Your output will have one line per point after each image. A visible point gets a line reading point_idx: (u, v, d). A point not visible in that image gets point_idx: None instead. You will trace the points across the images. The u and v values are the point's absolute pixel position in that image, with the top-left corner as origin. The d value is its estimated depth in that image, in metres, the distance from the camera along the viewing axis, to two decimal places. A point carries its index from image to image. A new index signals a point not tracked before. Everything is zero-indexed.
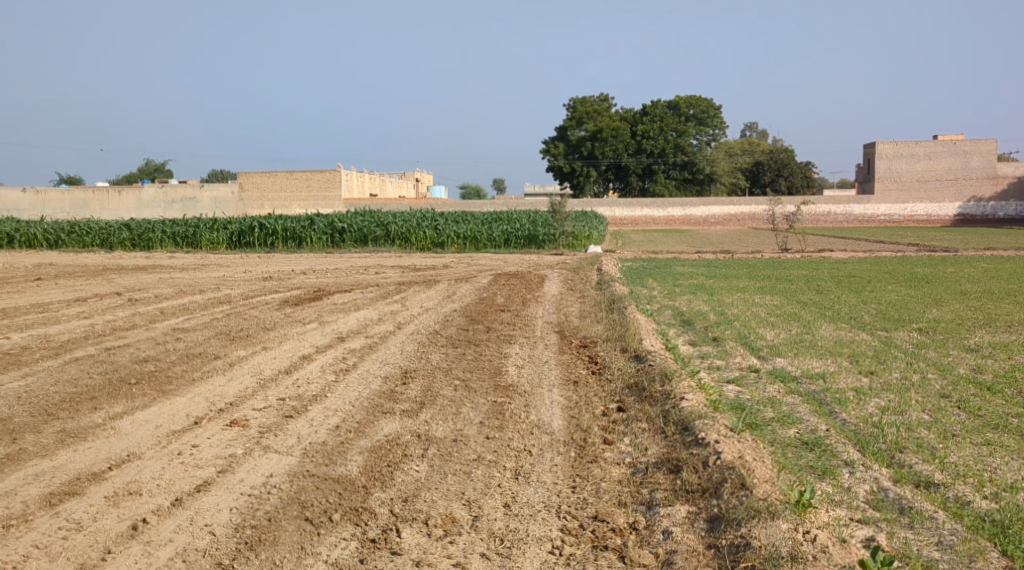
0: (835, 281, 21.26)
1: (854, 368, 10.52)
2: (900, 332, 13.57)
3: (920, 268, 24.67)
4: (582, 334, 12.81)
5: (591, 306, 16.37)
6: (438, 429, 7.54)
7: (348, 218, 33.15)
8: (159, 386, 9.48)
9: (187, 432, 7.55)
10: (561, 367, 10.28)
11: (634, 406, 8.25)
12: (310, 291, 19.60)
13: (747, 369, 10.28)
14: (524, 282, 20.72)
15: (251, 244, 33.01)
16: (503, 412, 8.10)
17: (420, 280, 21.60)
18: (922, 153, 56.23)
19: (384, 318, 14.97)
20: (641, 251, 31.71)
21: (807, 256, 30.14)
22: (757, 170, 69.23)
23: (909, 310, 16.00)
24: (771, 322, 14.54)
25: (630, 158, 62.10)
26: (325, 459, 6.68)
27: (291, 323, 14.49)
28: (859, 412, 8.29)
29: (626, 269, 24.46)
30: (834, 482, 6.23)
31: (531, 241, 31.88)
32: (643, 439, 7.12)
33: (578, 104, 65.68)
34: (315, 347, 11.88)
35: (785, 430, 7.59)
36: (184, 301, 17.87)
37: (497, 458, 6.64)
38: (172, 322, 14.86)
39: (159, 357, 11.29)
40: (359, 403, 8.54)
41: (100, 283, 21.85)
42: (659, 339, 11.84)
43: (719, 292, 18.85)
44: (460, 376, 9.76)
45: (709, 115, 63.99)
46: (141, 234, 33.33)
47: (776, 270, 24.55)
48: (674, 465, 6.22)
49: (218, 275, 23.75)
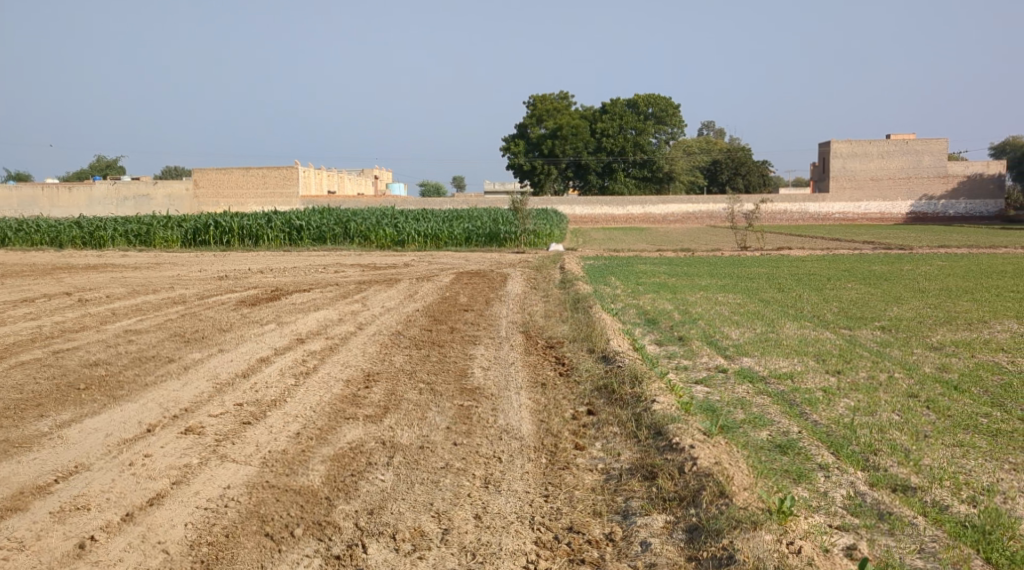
0: (796, 279, 21.34)
1: (821, 368, 10.44)
2: (863, 331, 13.56)
3: (879, 265, 24.85)
4: (546, 334, 12.62)
5: (555, 304, 16.19)
6: (403, 435, 7.28)
7: (306, 216, 32.61)
8: (110, 392, 9.10)
9: (139, 441, 7.21)
10: (526, 368, 10.09)
11: (603, 410, 8.07)
12: (268, 290, 19.19)
13: (715, 370, 10.17)
14: (486, 280, 20.52)
15: (207, 242, 32.40)
16: (470, 416, 7.88)
17: (380, 278, 21.25)
18: (875, 151, 57.07)
19: (345, 318, 14.65)
20: (601, 251, 31.56)
21: (766, 255, 30.22)
22: (715, 168, 69.86)
23: (871, 308, 16.05)
24: (735, 321, 14.50)
25: (589, 156, 62.25)
26: (285, 469, 6.40)
27: (248, 324, 14.12)
28: (829, 412, 8.21)
29: (587, 267, 24.32)
30: (811, 487, 6.11)
31: (491, 239, 31.67)
32: (615, 444, 6.95)
33: (537, 102, 65.37)
34: (273, 349, 11.55)
35: (756, 432, 7.47)
36: (137, 301, 17.35)
37: (465, 466, 6.41)
38: (125, 323, 14.39)
39: (110, 360, 10.89)
40: (321, 408, 8.26)
41: (49, 283, 21.23)
42: (626, 339, 11.69)
43: (681, 291, 18.82)
44: (425, 378, 9.52)
45: (667, 114, 64.23)
46: (92, 232, 32.52)
47: (737, 268, 24.60)
48: (648, 471, 6.06)
49: (171, 275, 23.16)
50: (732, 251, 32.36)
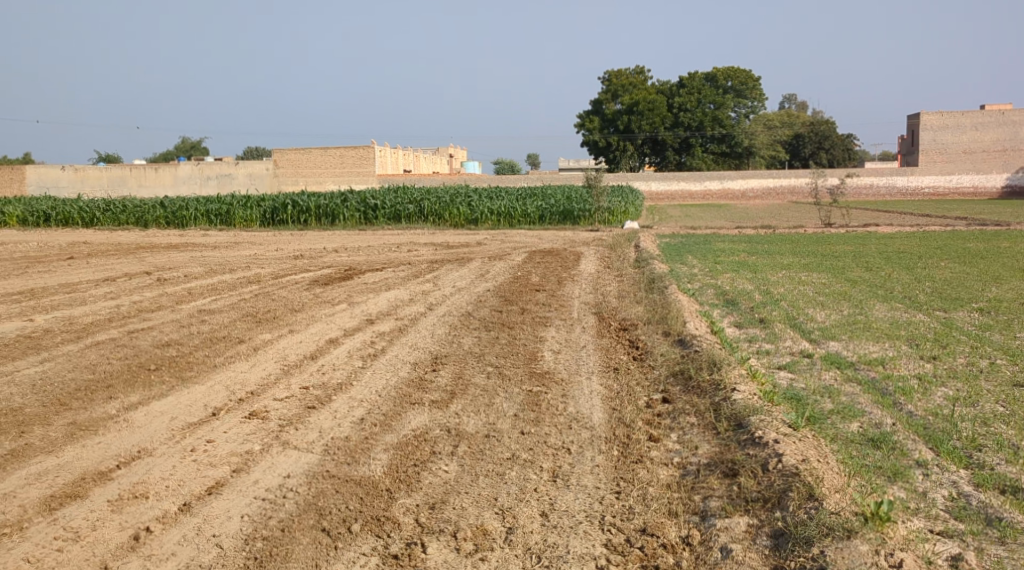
0: (884, 257, 20.44)
1: (915, 353, 9.80)
2: (960, 313, 12.76)
3: (974, 243, 23.68)
4: (621, 316, 12.22)
5: (630, 284, 15.78)
6: (470, 423, 7.00)
7: (382, 196, 32.71)
8: (179, 373, 9.07)
9: (202, 425, 7.10)
10: (599, 352, 9.70)
11: (680, 398, 7.66)
12: (341, 270, 19.15)
13: (799, 355, 9.64)
14: (559, 259, 20.16)
15: (284, 221, 32.66)
16: (539, 404, 7.54)
17: (452, 257, 21.07)
18: (967, 123, 54.49)
19: (416, 299, 14.46)
20: (678, 227, 31.02)
21: (851, 231, 29.03)
22: (797, 143, 68.07)
23: (967, 289, 15.16)
24: (821, 302, 13.83)
25: (666, 132, 60.93)
26: (347, 457, 6.18)
27: (320, 304, 14.06)
28: (927, 403, 7.61)
29: (663, 245, 23.74)
30: (908, 486, 5.60)
31: (565, 217, 31.24)
32: (692, 436, 6.54)
33: (613, 77, 64.37)
34: (343, 330, 11.43)
35: (846, 424, 6.95)
36: (214, 281, 17.50)
37: (533, 458, 6.09)
38: (199, 303, 14.48)
39: (182, 340, 10.90)
40: (387, 392, 8.05)
41: (131, 262, 21.65)
42: (704, 321, 11.18)
43: (763, 270, 18.08)
44: (494, 362, 9.24)
45: (747, 87, 62.61)
46: (175, 212, 33.26)
47: (820, 245, 23.73)
48: (729, 468, 5.64)
49: (249, 254, 23.41)
50: (815, 227, 31.25)
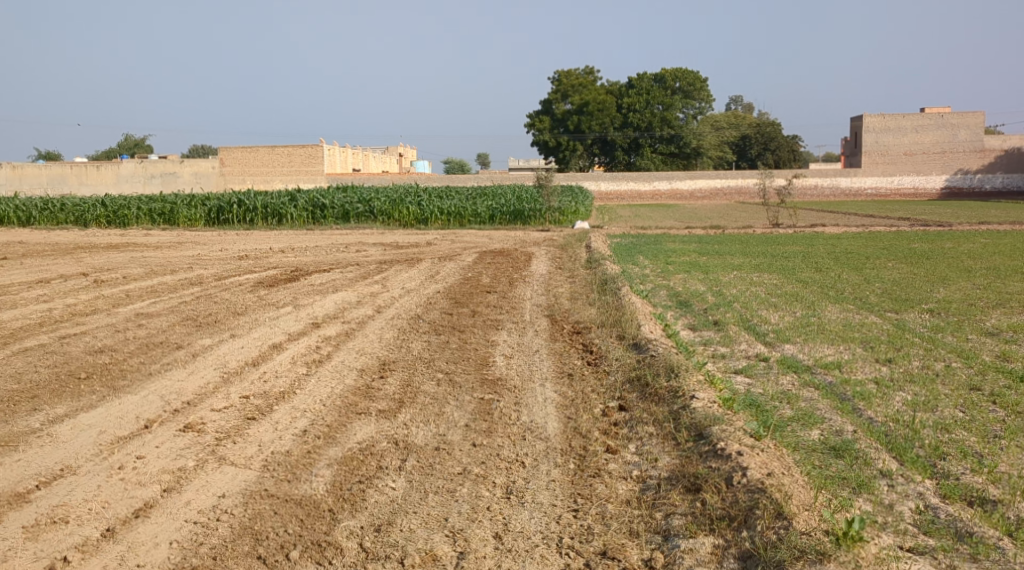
0: (833, 258, 20.49)
1: (871, 356, 9.70)
2: (912, 314, 12.76)
3: (918, 243, 23.98)
4: (573, 318, 11.96)
5: (582, 286, 15.53)
6: (419, 435, 6.66)
7: (330, 195, 32.02)
8: (110, 382, 8.56)
9: (133, 439, 6.65)
10: (553, 357, 9.42)
11: (637, 406, 7.42)
12: (288, 270, 18.63)
13: (755, 359, 9.49)
14: (510, 260, 19.87)
15: (230, 220, 31.83)
16: (491, 413, 7.24)
17: (402, 258, 20.66)
18: (908, 125, 55.48)
19: (364, 301, 14.06)
20: (628, 227, 31.03)
21: (799, 231, 29.26)
22: (743, 144, 68.94)
23: (916, 290, 15.21)
24: (773, 303, 13.74)
25: (616, 132, 61.08)
26: (287, 474, 5.80)
27: (263, 307, 13.57)
28: (886, 409, 7.48)
29: (614, 245, 23.60)
30: (873, 499, 5.43)
31: (516, 217, 30.98)
32: (651, 447, 6.31)
33: (563, 78, 64.27)
34: (287, 335, 10.97)
35: (807, 432, 6.77)
36: (153, 283, 16.84)
37: (486, 473, 5.77)
38: (136, 306, 13.87)
39: (117, 346, 10.36)
40: (332, 401, 7.66)
41: (67, 263, 20.83)
42: (658, 324, 10.98)
43: (714, 271, 18.03)
44: (444, 368, 8.90)
45: (695, 88, 63.03)
46: (116, 211, 32.23)
47: (770, 246, 23.80)
48: (691, 482, 5.40)
49: (192, 254, 22.69)
50: (763, 228, 31.43)
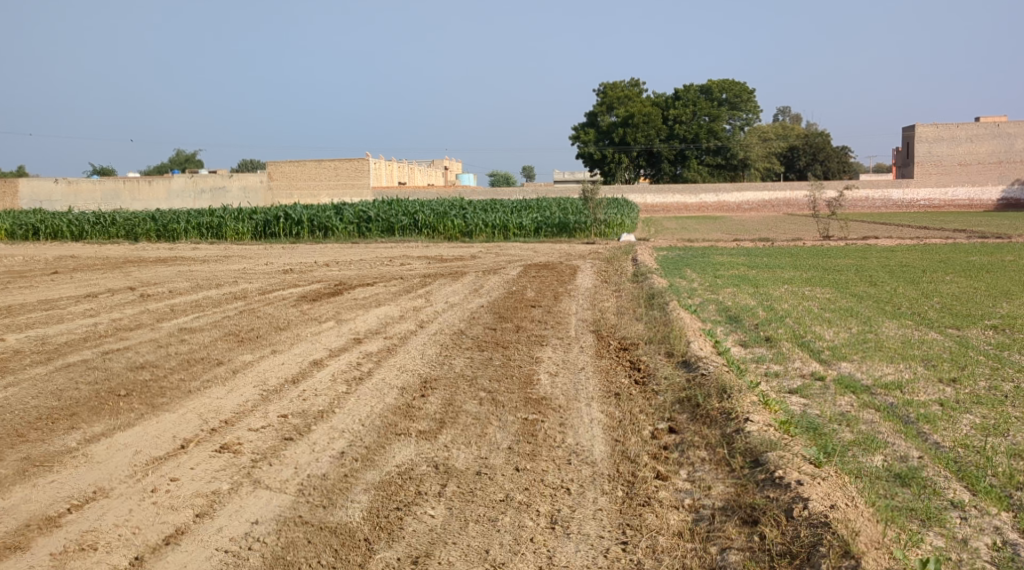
0: (888, 271, 19.88)
1: (934, 375, 9.24)
2: (975, 331, 12.19)
3: (977, 256, 23.19)
4: (620, 334, 11.64)
5: (628, 300, 15.19)
6: (460, 458, 6.41)
7: (376, 208, 32.13)
8: (150, 400, 8.44)
9: (169, 460, 6.51)
10: (599, 375, 9.12)
11: (688, 428, 7.09)
12: (331, 284, 18.57)
13: (811, 378, 9.08)
14: (555, 273, 19.60)
15: (277, 234, 31.98)
16: (535, 435, 6.96)
17: (446, 271, 20.51)
18: (963, 135, 54.11)
19: (406, 315, 13.88)
20: (675, 240, 30.59)
21: (852, 244, 28.50)
22: (791, 156, 68.09)
23: (978, 305, 14.63)
24: (827, 319, 13.28)
25: (662, 144, 60.64)
26: (322, 499, 5.60)
27: (305, 322, 13.44)
28: (954, 432, 7.06)
29: (662, 258, 23.20)
30: (946, 532, 5.06)
31: (561, 230, 30.75)
32: (704, 473, 6.00)
33: (608, 90, 63.87)
34: (329, 351, 10.80)
35: (869, 457, 6.39)
36: (199, 297, 16.86)
37: (529, 500, 5.52)
38: (179, 321, 13.85)
39: (158, 362, 10.28)
40: (371, 421, 7.45)
41: (116, 277, 21.00)
42: (708, 340, 10.59)
43: (765, 285, 17.57)
44: (487, 386, 8.64)
45: (742, 99, 62.17)
46: (165, 226, 32.65)
47: (821, 259, 23.21)
48: (747, 513, 5.14)
49: (239, 268, 22.82)
50: (814, 240, 30.73)
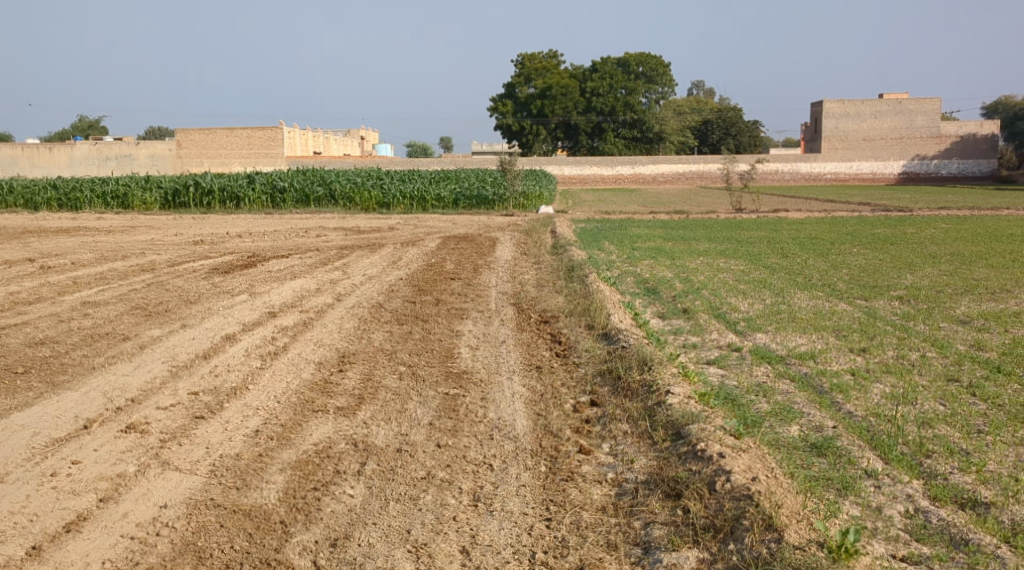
0: (798, 243, 20.37)
1: (845, 345, 9.46)
2: (882, 302, 12.56)
3: (882, 229, 23.88)
4: (540, 307, 11.58)
5: (547, 273, 15.15)
6: (380, 435, 6.25)
7: (290, 178, 31.27)
8: (49, 378, 7.99)
9: (70, 442, 6.14)
10: (520, 348, 9.05)
11: (609, 401, 7.08)
12: (244, 256, 18.03)
13: (728, 349, 9.20)
14: (474, 245, 19.43)
15: (186, 204, 31.00)
16: (456, 410, 6.84)
17: (363, 243, 20.11)
18: (867, 112, 55.73)
19: (323, 288, 13.53)
20: (592, 212, 30.70)
21: (763, 217, 29.15)
22: (705, 129, 68.98)
23: (884, 276, 15.06)
24: (741, 290, 13.52)
25: (579, 116, 61.07)
26: (236, 480, 5.38)
27: (217, 295, 12.99)
28: (866, 402, 7.23)
29: (580, 230, 23.30)
30: (862, 500, 5.17)
31: (480, 202, 30.49)
32: (626, 447, 6.00)
33: (526, 61, 63.37)
34: (242, 325, 10.44)
35: (786, 428, 6.48)
36: (103, 270, 16.14)
37: (451, 478, 5.42)
38: (82, 294, 13.22)
39: (58, 338, 9.75)
40: (287, 398, 7.22)
41: (14, 248, 19.98)
42: (627, 313, 10.62)
43: (680, 257, 17.77)
44: (407, 360, 8.48)
45: (658, 73, 62.69)
46: (67, 194, 31.20)
47: (734, 231, 23.65)
48: (671, 488, 5.16)
49: (146, 239, 21.97)
50: (727, 213, 31.22)
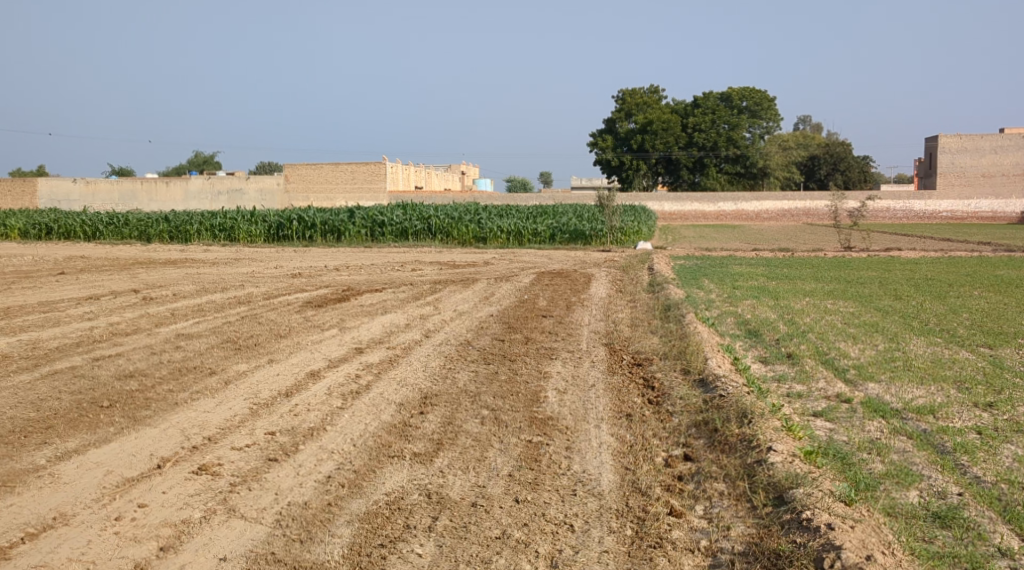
0: (912, 284, 19.28)
1: (968, 399, 8.62)
2: (1007, 351, 11.56)
3: (1004, 270, 22.45)
4: (634, 348, 11.07)
5: (643, 311, 14.62)
6: (455, 486, 5.87)
7: (389, 212, 31.62)
8: (131, 413, 7.95)
9: (141, 481, 6.01)
10: (610, 394, 8.55)
11: (704, 456, 6.54)
12: (339, 290, 18.11)
13: (837, 401, 8.47)
14: (569, 282, 19.06)
15: (289, 237, 31.66)
16: (539, 460, 6.43)
17: (457, 278, 19.96)
18: (987, 146, 53.17)
19: (412, 324, 13.35)
20: (692, 249, 29.94)
21: (874, 255, 27.75)
22: (812, 164, 67.11)
23: (1009, 322, 13.99)
24: (851, 334, 12.70)
25: (680, 151, 60.05)
26: (301, 533, 5.12)
27: (307, 329, 12.95)
28: (996, 466, 6.46)
29: (678, 267, 22.65)
30: None
31: (577, 237, 30.11)
32: (722, 509, 5.49)
33: (628, 96, 62.30)
34: (327, 362, 10.28)
35: (904, 493, 5.81)
36: (202, 301, 16.42)
37: (527, 539, 5.03)
38: (178, 326, 13.41)
39: (148, 371, 9.81)
40: (364, 441, 6.94)
41: (122, 278, 20.65)
42: (727, 357, 9.99)
43: (785, 297, 16.94)
44: (491, 404, 8.10)
45: (763, 107, 61.12)
46: (178, 226, 32.32)
47: (843, 270, 22.60)
48: (771, 562, 4.72)
49: (247, 271, 22.41)
50: (834, 251, 30.00)
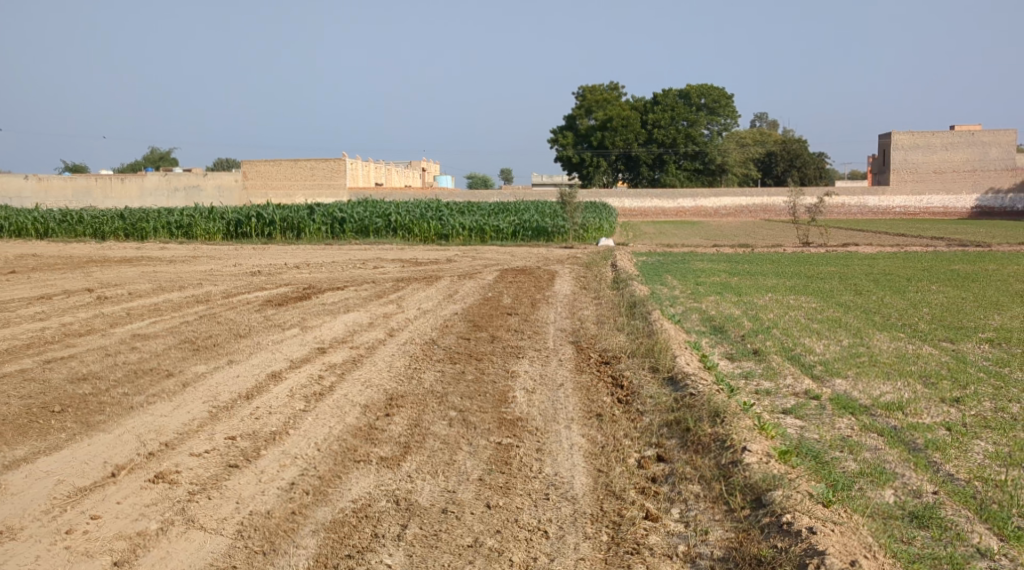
0: (872, 279, 19.43)
1: (935, 395, 8.62)
2: (969, 345, 11.63)
3: (959, 264, 22.73)
4: (601, 346, 10.94)
5: (608, 308, 14.51)
6: (425, 492, 5.69)
7: (350, 209, 31.23)
8: (84, 418, 7.63)
9: (95, 491, 5.74)
10: (579, 393, 8.42)
11: (678, 456, 6.43)
12: (300, 288, 17.77)
13: (806, 398, 8.41)
14: (532, 279, 18.91)
15: (248, 234, 31.14)
16: (509, 463, 6.26)
17: (420, 276, 19.71)
18: (938, 144, 54.12)
19: (376, 323, 13.08)
20: (654, 245, 29.96)
21: (833, 251, 28.00)
22: (769, 161, 67.79)
23: (969, 316, 14.09)
24: (816, 330, 12.69)
25: (640, 148, 60.16)
26: (264, 545, 4.92)
27: (268, 329, 12.63)
28: (968, 463, 6.44)
29: (641, 264, 22.65)
30: None
31: (538, 234, 29.98)
32: (698, 513, 5.38)
33: (587, 93, 63.15)
34: (289, 362, 10.01)
35: (879, 492, 5.74)
36: (158, 301, 15.98)
37: (501, 548, 4.88)
38: (134, 326, 13.00)
39: (102, 374, 9.45)
40: (328, 446, 6.71)
41: (75, 277, 20.08)
42: (694, 354, 9.89)
43: (748, 293, 16.95)
44: (458, 405, 7.91)
45: (720, 104, 61.62)
46: (134, 224, 31.54)
47: (803, 266, 22.74)
48: None
49: (205, 269, 21.89)
50: (794, 247, 30.19)
